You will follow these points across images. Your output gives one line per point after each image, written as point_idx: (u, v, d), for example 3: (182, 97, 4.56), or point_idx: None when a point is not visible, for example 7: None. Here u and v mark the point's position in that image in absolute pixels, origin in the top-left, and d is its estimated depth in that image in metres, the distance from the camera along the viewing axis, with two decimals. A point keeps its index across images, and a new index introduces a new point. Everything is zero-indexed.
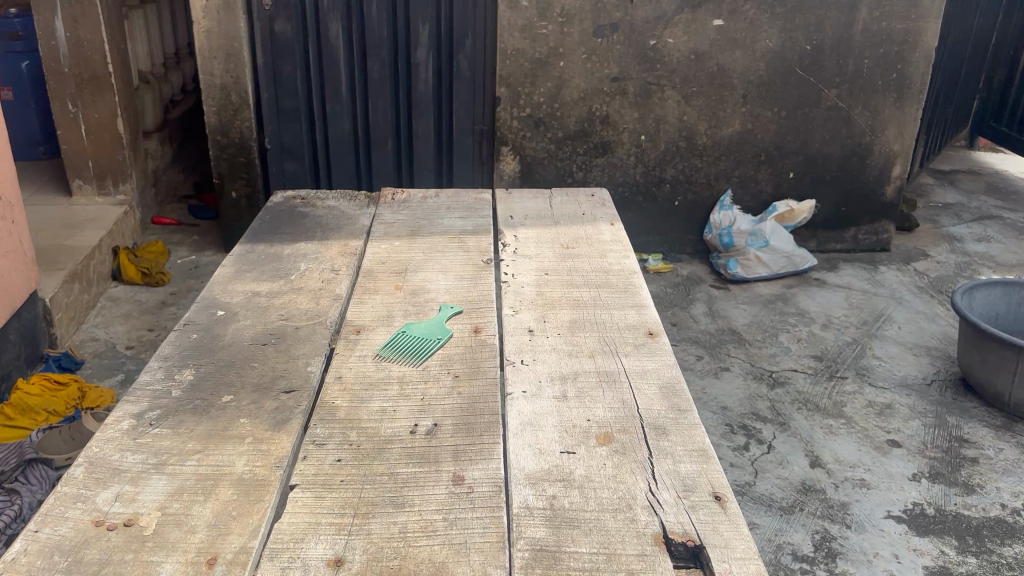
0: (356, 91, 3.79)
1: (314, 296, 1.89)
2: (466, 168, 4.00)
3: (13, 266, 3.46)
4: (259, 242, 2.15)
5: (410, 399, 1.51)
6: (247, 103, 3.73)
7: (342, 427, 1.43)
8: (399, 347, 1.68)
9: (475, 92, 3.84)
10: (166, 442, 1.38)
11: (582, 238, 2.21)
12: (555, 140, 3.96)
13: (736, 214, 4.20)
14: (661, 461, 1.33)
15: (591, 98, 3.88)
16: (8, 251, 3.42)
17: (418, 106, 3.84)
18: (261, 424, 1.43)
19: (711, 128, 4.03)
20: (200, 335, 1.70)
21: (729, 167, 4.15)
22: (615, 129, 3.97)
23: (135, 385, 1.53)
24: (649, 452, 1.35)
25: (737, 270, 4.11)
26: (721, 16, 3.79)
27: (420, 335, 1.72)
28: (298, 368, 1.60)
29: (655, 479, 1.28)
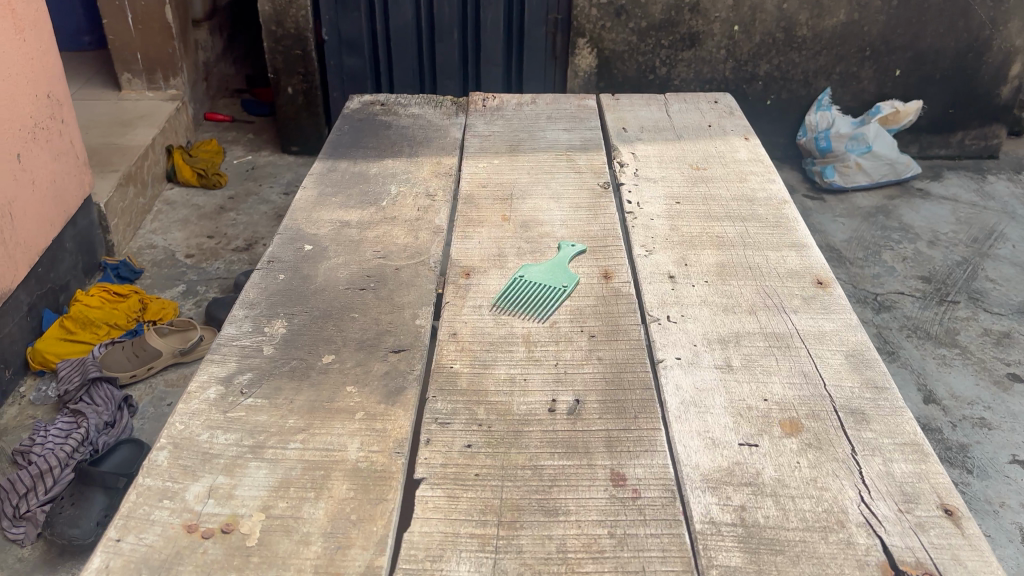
0: None
1: (410, 228, 1.63)
2: (537, 63, 3.64)
3: (66, 170, 3.26)
4: (341, 159, 1.89)
5: (542, 365, 1.27)
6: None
7: (466, 401, 1.20)
8: (515, 297, 1.41)
9: None
10: (261, 418, 1.16)
11: (713, 157, 1.92)
12: (637, 32, 3.57)
13: (835, 115, 3.79)
14: (868, 462, 1.11)
15: None
16: (60, 154, 3.20)
17: None
18: (371, 394, 1.21)
19: (813, 18, 3.58)
20: (288, 277, 1.47)
21: (832, 63, 3.72)
22: (706, 20, 3.55)
23: (219, 342, 1.30)
24: (850, 449, 1.13)
25: (834, 179, 3.71)
26: None
27: (541, 283, 1.45)
28: (405, 322, 1.36)
29: (869, 488, 1.07)
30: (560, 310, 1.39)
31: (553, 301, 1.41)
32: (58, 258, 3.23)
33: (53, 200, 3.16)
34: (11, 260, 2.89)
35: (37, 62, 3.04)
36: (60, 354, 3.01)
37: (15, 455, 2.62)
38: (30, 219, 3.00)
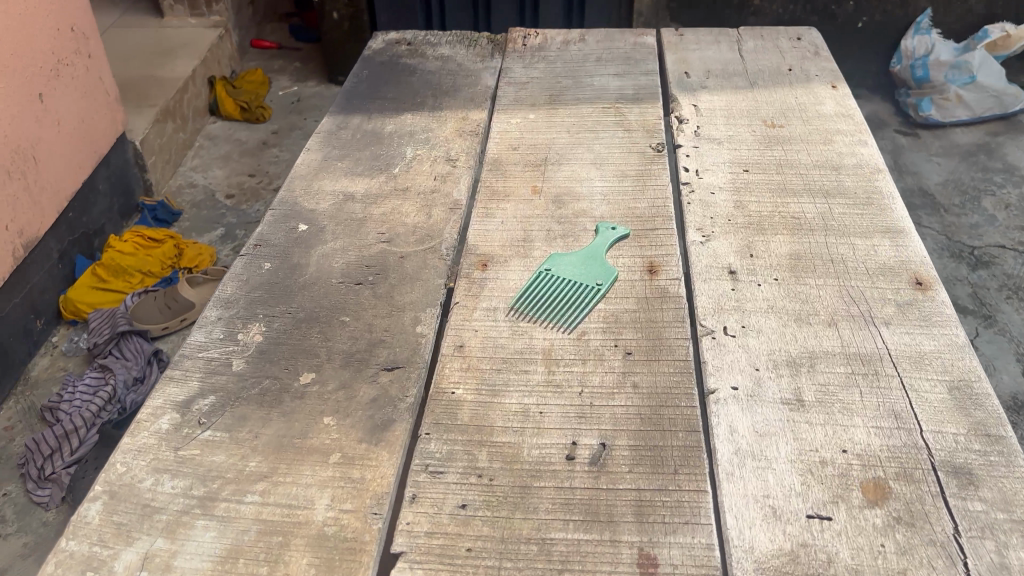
0: None
1: (424, 203, 1.39)
2: None
3: (95, 106, 3.06)
4: (354, 115, 1.66)
5: (563, 393, 1.03)
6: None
7: (466, 442, 0.98)
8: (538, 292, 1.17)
9: None
10: (218, 458, 0.96)
11: (792, 110, 1.61)
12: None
13: (935, 39, 3.27)
14: (977, 551, 0.85)
15: None
16: (86, 90, 3.00)
17: None
18: (352, 429, 0.99)
19: None
20: (275, 267, 1.26)
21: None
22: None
23: (184, 352, 1.10)
24: (953, 528, 0.87)
25: (931, 112, 3.22)
26: None
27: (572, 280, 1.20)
28: (403, 329, 1.13)
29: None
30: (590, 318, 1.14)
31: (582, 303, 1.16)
32: (90, 200, 3.08)
33: (81, 141, 2.98)
34: (36, 205, 2.73)
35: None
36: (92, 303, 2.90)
37: (44, 412, 2.51)
38: (56, 160, 2.82)
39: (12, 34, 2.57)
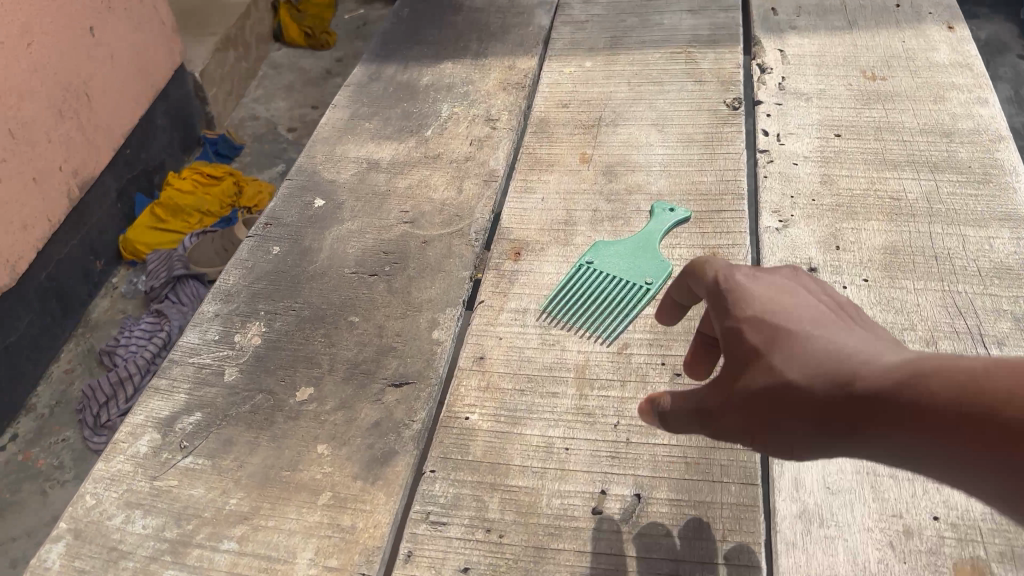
0: None
1: (455, 175, 1.22)
2: None
3: (153, 39, 2.86)
4: (390, 64, 1.48)
5: (595, 426, 0.87)
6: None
7: (477, 485, 0.83)
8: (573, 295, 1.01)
9: None
10: (196, 492, 0.85)
11: (897, 58, 1.36)
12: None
13: None
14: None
15: None
16: (143, 23, 2.79)
17: None
18: (347, 463, 0.86)
19: None
20: (283, 251, 1.12)
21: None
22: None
23: (175, 356, 0.99)
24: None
25: None
26: None
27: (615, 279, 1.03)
28: (418, 334, 0.99)
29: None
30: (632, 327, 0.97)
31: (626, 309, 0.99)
32: (149, 136, 2.98)
33: (138, 78, 2.80)
34: (92, 145, 2.59)
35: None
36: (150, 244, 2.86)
37: (103, 355, 2.53)
38: (112, 96, 2.66)
39: None
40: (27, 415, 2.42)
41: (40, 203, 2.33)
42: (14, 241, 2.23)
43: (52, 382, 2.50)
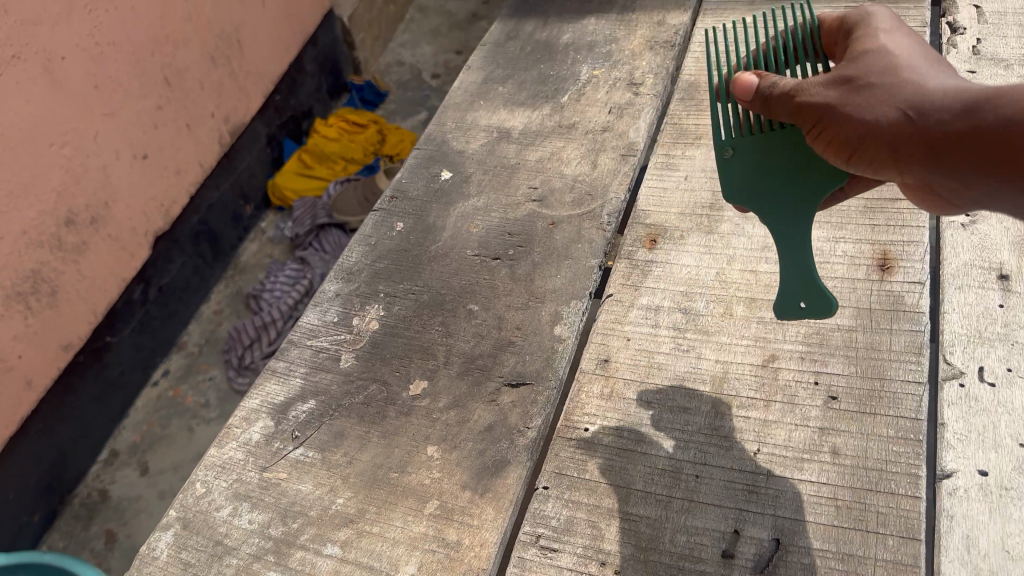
0: None
1: (591, 147, 1.12)
2: None
3: None
4: (529, 21, 1.39)
5: (731, 452, 0.78)
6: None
7: (595, 509, 0.76)
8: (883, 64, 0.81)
9: None
10: (304, 488, 0.82)
11: None
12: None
13: None
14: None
15: None
16: None
17: None
18: (457, 470, 0.81)
19: None
20: (407, 228, 1.06)
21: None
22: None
23: (294, 337, 0.96)
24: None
25: None
26: None
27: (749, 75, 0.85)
28: (541, 328, 0.92)
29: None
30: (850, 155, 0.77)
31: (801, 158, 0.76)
32: (298, 84, 3.02)
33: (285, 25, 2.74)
34: (241, 88, 2.54)
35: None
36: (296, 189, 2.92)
37: (250, 297, 2.68)
38: (259, 36, 2.58)
39: None
40: (178, 351, 2.59)
41: (192, 148, 2.28)
42: (168, 187, 2.19)
43: (204, 322, 2.68)
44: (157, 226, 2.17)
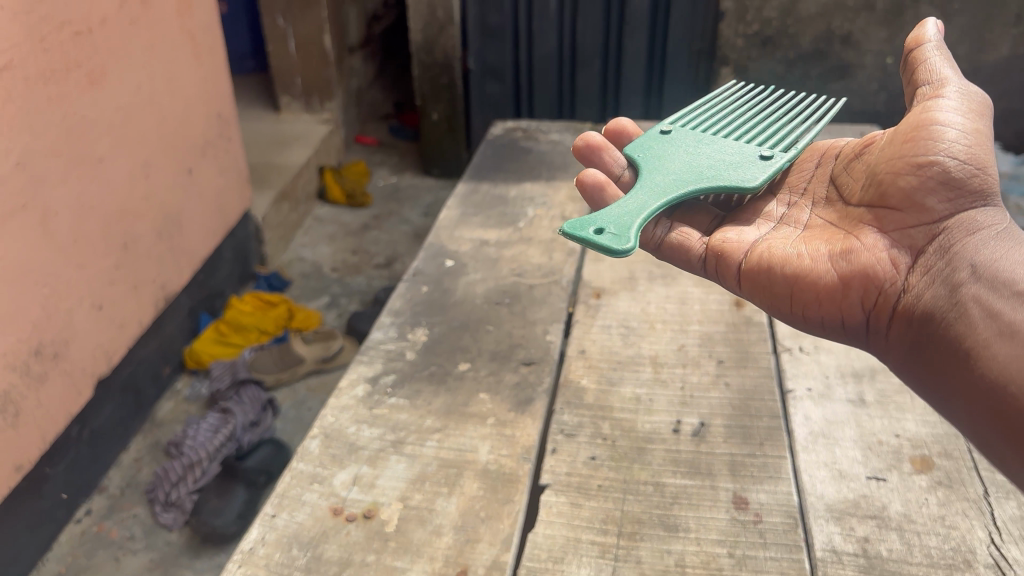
0: (565, 7, 3.12)
1: (546, 249, 1.69)
2: (679, 89, 3.23)
3: (232, 184, 2.95)
4: (483, 183, 1.99)
5: (668, 386, 1.29)
6: (453, 21, 3.19)
7: (593, 415, 1.24)
8: (777, 200, 1.29)
9: (697, 18, 3.06)
10: (403, 416, 1.24)
11: None
12: (785, 61, 3.08)
13: None
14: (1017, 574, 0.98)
15: (832, 13, 2.94)
16: (232, 166, 2.94)
17: (632, 21, 3.10)
18: (502, 402, 1.27)
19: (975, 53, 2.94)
20: (430, 289, 1.56)
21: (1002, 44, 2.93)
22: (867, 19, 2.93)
23: (368, 345, 1.40)
24: (992, 561, 1.00)
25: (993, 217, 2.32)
26: None
27: (677, 141, 1.38)
28: (537, 336, 1.42)
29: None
30: (685, 231, 1.20)
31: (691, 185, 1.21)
32: (216, 265, 2.92)
33: (216, 216, 2.85)
34: (178, 264, 2.59)
35: (218, 70, 2.76)
36: (214, 354, 2.71)
37: (169, 446, 2.33)
38: (199, 223, 2.70)
39: (180, 99, 2.51)
40: (98, 493, 2.22)
41: (136, 307, 2.33)
42: (115, 340, 2.23)
43: (123, 468, 2.32)
44: (99, 371, 2.16)
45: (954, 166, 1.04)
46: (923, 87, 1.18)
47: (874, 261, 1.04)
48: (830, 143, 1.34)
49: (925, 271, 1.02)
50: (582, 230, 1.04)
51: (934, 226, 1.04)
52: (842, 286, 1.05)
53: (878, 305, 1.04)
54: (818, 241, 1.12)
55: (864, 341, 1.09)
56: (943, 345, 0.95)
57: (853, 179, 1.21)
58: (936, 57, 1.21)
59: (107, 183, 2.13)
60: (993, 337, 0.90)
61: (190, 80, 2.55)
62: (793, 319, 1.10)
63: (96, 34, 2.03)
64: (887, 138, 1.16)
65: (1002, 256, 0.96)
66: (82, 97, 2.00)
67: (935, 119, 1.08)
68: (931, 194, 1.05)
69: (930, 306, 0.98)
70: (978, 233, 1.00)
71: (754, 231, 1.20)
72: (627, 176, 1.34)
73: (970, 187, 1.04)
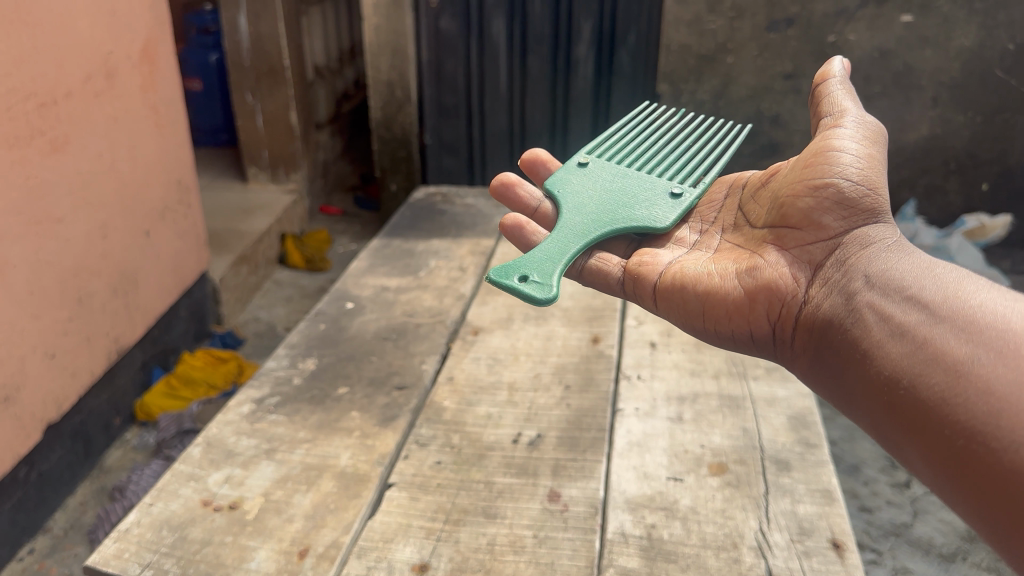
0: (515, 87, 3.14)
1: (438, 294, 1.90)
2: None
3: (192, 251, 2.86)
4: (395, 238, 2.21)
5: (517, 406, 1.48)
6: (410, 100, 3.21)
7: (446, 429, 1.43)
8: (690, 226, 1.37)
9: (635, 95, 3.10)
10: (279, 429, 1.42)
11: None
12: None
13: (919, 225, 3.08)
14: (773, 555, 1.14)
15: (761, 96, 3.02)
16: (196, 235, 2.88)
17: (577, 102, 3.13)
18: (370, 418, 1.45)
19: (896, 133, 3.03)
20: (327, 326, 1.76)
21: (918, 127, 3.00)
22: (793, 100, 3.00)
23: (262, 371, 1.59)
24: (756, 544, 1.16)
25: None
26: (912, 10, 2.79)
27: (593, 174, 1.46)
28: (413, 365, 1.61)
29: (772, 565, 1.13)
30: (604, 255, 1.26)
31: (609, 226, 1.28)
32: (171, 321, 2.79)
33: (174, 286, 2.75)
34: (135, 324, 2.51)
35: (180, 143, 2.72)
36: (164, 406, 2.60)
37: (114, 490, 2.29)
38: (156, 285, 2.61)
39: (142, 166, 2.48)
40: (42, 534, 2.17)
41: (87, 358, 2.25)
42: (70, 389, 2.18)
43: (68, 510, 2.25)
44: (49, 417, 2.09)
45: (848, 187, 1.12)
46: (825, 116, 1.26)
47: (776, 276, 1.12)
48: (737, 175, 1.44)
49: (822, 282, 1.09)
50: (507, 278, 1.10)
51: (832, 242, 1.12)
52: (749, 301, 1.13)
53: (784, 316, 1.11)
54: (728, 261, 1.20)
55: (776, 351, 1.16)
56: (841, 346, 0.99)
57: (759, 206, 1.29)
58: (839, 89, 1.29)
59: (65, 241, 2.11)
60: (878, 332, 0.94)
61: (150, 152, 2.53)
62: (707, 334, 1.18)
63: (60, 105, 2.07)
64: (790, 166, 1.24)
65: (893, 264, 1.02)
66: (45, 162, 2.01)
67: (832, 145, 1.16)
68: (827, 213, 1.12)
69: (830, 314, 1.04)
70: (870, 246, 1.07)
71: (668, 253, 1.27)
72: (544, 208, 1.43)
73: (862, 207, 1.11)
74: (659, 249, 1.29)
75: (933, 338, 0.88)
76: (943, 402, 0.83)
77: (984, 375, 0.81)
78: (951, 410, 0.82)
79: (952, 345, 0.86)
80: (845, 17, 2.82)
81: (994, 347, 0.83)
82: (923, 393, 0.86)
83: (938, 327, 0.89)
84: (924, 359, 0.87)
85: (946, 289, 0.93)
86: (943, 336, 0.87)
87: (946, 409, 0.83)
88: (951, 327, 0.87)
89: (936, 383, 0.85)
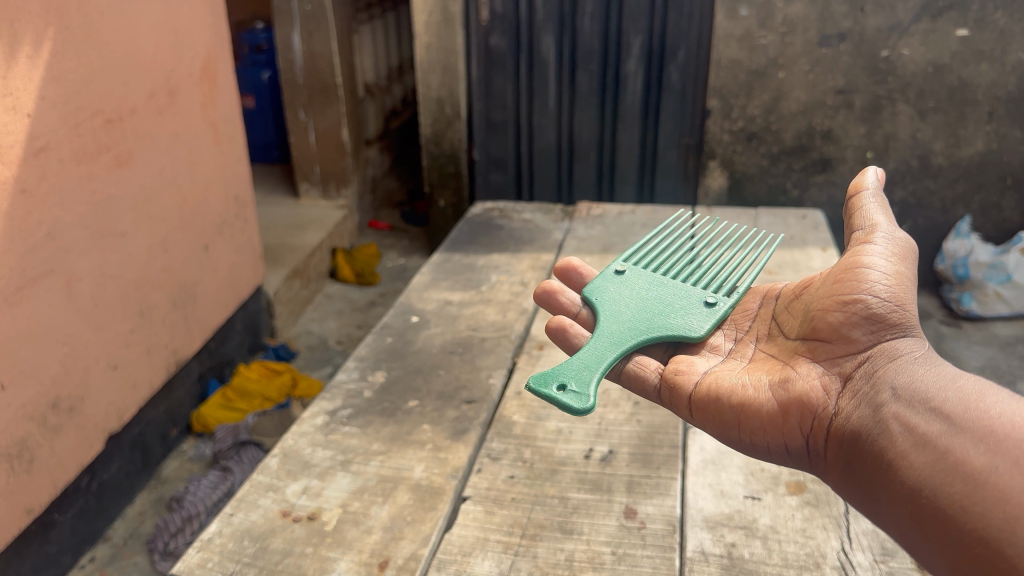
0: (563, 104, 3.14)
1: (501, 308, 1.91)
2: (670, 182, 3.21)
3: (248, 265, 2.91)
4: (455, 253, 2.23)
5: (587, 422, 1.48)
6: (460, 117, 3.26)
7: (517, 443, 1.43)
8: (725, 334, 1.32)
9: (685, 110, 3.07)
10: (354, 441, 1.43)
11: (788, 263, 2.12)
12: (769, 155, 3.10)
13: (976, 241, 3.04)
14: None
15: (813, 111, 2.98)
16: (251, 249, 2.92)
17: (625, 118, 3.11)
18: (441, 431, 1.46)
19: (951, 147, 2.97)
20: (394, 340, 1.78)
21: (974, 141, 2.94)
22: (845, 115, 2.97)
23: (333, 384, 1.61)
24: (838, 564, 1.15)
25: (972, 308, 3.01)
26: (967, 24, 2.75)
27: (631, 283, 1.42)
28: (480, 379, 1.62)
29: None
30: (643, 359, 1.23)
31: (645, 332, 1.26)
32: (228, 333, 2.84)
33: (230, 298, 2.79)
34: (193, 336, 2.55)
35: (237, 159, 2.77)
36: (221, 417, 2.61)
37: (172, 501, 2.32)
38: (213, 299, 2.65)
39: (201, 182, 2.53)
40: (102, 542, 2.20)
41: (148, 370, 2.30)
42: (131, 402, 2.23)
43: (127, 519, 2.29)
44: (110, 427, 2.13)
45: (876, 303, 1.06)
46: (856, 232, 1.21)
47: (808, 389, 1.05)
48: (771, 285, 1.39)
49: (851, 393, 1.02)
50: (546, 386, 1.10)
51: (859, 356, 1.05)
52: (781, 413, 1.05)
53: (815, 430, 1.03)
54: (762, 372, 1.14)
55: (808, 468, 1.07)
56: (869, 462, 0.93)
57: (793, 318, 1.24)
58: (872, 202, 1.24)
59: (128, 255, 2.16)
60: (904, 443, 0.89)
61: (210, 169, 2.58)
62: (742, 445, 1.10)
63: (125, 121, 2.12)
64: (824, 279, 1.20)
65: (920, 375, 0.96)
66: (111, 176, 2.07)
67: (862, 262, 1.11)
68: (855, 327, 1.07)
69: (857, 426, 0.97)
70: (899, 358, 1.00)
71: (704, 362, 1.23)
72: (583, 313, 1.38)
73: (892, 321, 1.05)
74: (695, 358, 1.24)
75: (956, 449, 0.84)
76: (962, 512, 0.80)
77: (1002, 484, 0.79)
78: (970, 521, 0.79)
79: (972, 456, 0.83)
80: (898, 32, 2.79)
81: (1014, 457, 0.80)
82: (945, 504, 0.82)
83: (960, 438, 0.85)
84: (945, 469, 0.83)
85: (968, 400, 0.89)
86: (964, 446, 0.84)
87: (965, 519, 0.80)
88: (972, 437, 0.84)
89: (957, 492, 0.81)
